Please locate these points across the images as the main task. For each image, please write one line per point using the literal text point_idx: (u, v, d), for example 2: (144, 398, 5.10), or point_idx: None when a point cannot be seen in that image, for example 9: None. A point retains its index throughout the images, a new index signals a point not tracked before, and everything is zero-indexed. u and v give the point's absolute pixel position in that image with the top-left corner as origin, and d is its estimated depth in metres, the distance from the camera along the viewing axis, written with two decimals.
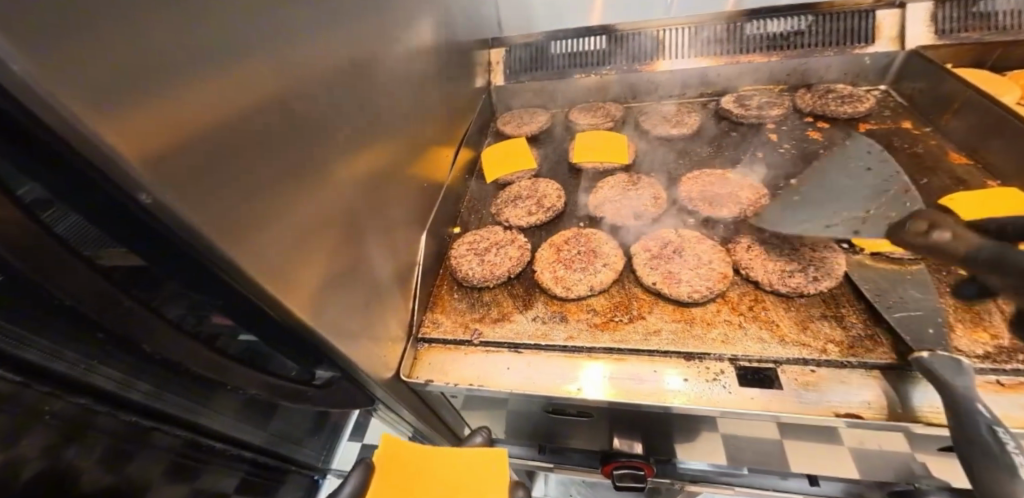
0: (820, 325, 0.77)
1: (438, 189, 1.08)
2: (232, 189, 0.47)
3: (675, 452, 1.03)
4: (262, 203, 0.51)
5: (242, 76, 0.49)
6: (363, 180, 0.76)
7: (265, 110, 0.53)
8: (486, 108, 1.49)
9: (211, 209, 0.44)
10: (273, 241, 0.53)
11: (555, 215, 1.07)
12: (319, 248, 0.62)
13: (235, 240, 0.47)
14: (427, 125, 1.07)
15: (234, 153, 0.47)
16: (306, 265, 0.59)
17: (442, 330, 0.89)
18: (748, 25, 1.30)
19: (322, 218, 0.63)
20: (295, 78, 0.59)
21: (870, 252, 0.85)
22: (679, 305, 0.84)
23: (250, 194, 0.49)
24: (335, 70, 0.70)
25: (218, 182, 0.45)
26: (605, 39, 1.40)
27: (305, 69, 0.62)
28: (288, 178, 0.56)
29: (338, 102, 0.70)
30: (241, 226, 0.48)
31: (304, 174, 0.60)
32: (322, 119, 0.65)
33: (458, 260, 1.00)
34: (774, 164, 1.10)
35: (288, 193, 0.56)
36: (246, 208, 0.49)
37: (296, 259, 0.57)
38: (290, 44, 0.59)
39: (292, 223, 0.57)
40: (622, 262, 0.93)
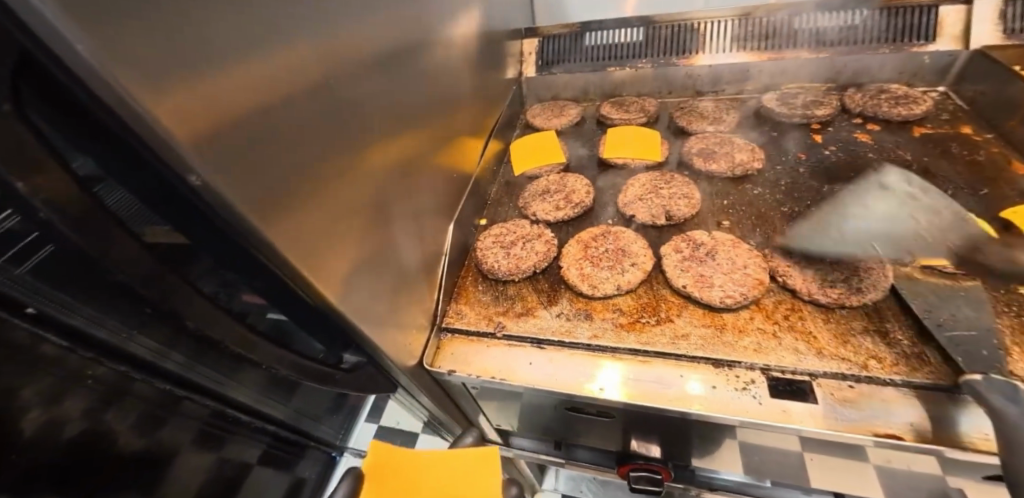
0: (862, 340, 0.73)
1: (466, 179, 1.08)
2: (270, 174, 0.47)
3: (694, 460, 1.01)
4: (297, 189, 0.51)
5: (282, 60, 0.49)
6: (393, 168, 0.76)
7: (303, 95, 0.52)
8: (516, 99, 1.47)
9: (250, 193, 0.44)
10: (307, 225, 0.53)
11: (583, 211, 1.05)
12: (350, 235, 0.62)
13: (272, 225, 0.47)
14: (458, 114, 1.06)
15: (272, 137, 0.47)
16: (337, 252, 0.59)
17: (465, 322, 0.89)
18: (796, 19, 1.24)
19: (353, 206, 0.63)
20: (332, 64, 0.59)
21: (919, 266, 0.80)
22: (709, 310, 0.81)
23: (286, 179, 0.49)
24: (370, 56, 0.69)
25: (257, 166, 0.45)
26: (643, 31, 1.36)
27: (342, 54, 0.61)
28: (322, 164, 0.56)
29: (372, 89, 0.70)
30: (278, 211, 0.48)
31: (338, 158, 0.59)
32: (356, 105, 0.65)
33: (483, 253, 0.99)
34: (817, 166, 1.05)
35: (321, 180, 0.56)
36: (282, 193, 0.48)
37: (328, 245, 0.57)
38: (328, 28, 0.58)
39: (325, 210, 0.56)
40: (652, 261, 0.91)
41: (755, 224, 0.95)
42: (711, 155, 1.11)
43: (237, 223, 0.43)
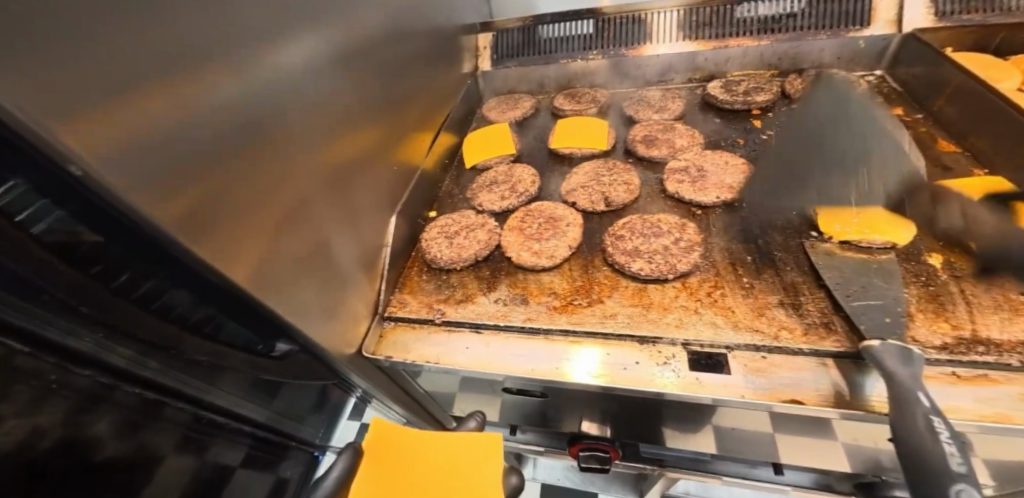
0: (777, 313, 0.76)
1: (412, 174, 1.09)
2: (191, 186, 0.48)
3: (640, 436, 1.04)
4: (221, 200, 0.52)
5: (192, 72, 0.49)
6: (327, 169, 0.76)
7: (219, 106, 0.53)
8: (472, 94, 1.49)
9: (171, 207, 0.45)
10: (220, 217, 0.52)
11: (528, 200, 1.08)
12: (279, 238, 0.63)
13: (198, 236, 0.48)
14: (405, 110, 1.08)
15: (190, 150, 0.48)
16: (268, 256, 0.61)
17: (408, 310, 0.91)
18: (738, 8, 1.26)
19: (282, 209, 0.64)
20: (253, 71, 0.59)
21: (838, 241, 0.83)
22: (638, 289, 0.83)
23: (209, 190, 0.50)
24: (300, 60, 0.70)
25: (175, 182, 0.46)
26: (592, 23, 1.38)
27: (263, 61, 0.62)
28: (246, 173, 0.57)
29: (303, 91, 0.70)
30: (203, 223, 0.49)
31: (255, 151, 0.59)
32: (284, 109, 0.65)
33: (427, 243, 1.00)
34: (755, 151, 1.08)
35: (247, 187, 0.57)
36: (207, 205, 0.50)
37: (259, 252, 0.59)
38: (246, 40, 0.59)
39: (253, 217, 0.58)
40: (579, 236, 0.94)
41: (691, 205, 0.96)
42: (654, 141, 1.13)
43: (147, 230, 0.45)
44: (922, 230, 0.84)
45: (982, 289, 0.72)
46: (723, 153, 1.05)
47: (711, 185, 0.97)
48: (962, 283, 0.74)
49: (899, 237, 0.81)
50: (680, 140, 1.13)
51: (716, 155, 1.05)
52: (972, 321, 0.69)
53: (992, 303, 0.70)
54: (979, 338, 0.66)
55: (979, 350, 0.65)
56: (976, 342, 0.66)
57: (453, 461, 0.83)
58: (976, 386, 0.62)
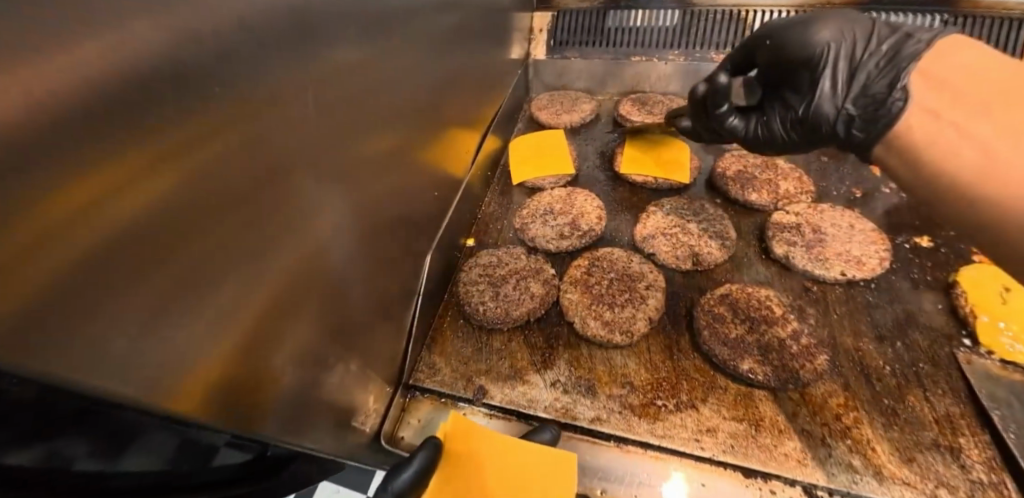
0: (930, 459, 0.57)
1: (451, 192, 0.88)
2: (129, 303, 0.28)
3: None
4: (180, 303, 0.33)
5: (174, 102, 0.29)
6: (348, 208, 0.56)
7: (204, 151, 0.33)
8: (520, 86, 1.26)
9: (86, 354, 0.25)
10: (131, 313, 0.29)
11: (592, 241, 0.87)
12: (263, 325, 0.44)
13: (130, 379, 0.29)
14: (449, 110, 0.86)
15: (140, 240, 0.28)
16: (240, 357, 0.42)
17: (438, 379, 0.72)
18: (864, 17, 1.03)
19: (273, 283, 0.44)
20: (264, 82, 0.39)
21: (999, 360, 0.65)
22: (743, 396, 0.64)
23: (161, 297, 0.31)
24: (330, 54, 0.49)
25: (101, 308, 0.26)
26: (678, 14, 1.14)
27: (281, 63, 0.41)
28: (226, 246, 0.37)
29: (327, 102, 0.49)
30: (140, 357, 0.30)
31: (222, 192, 0.35)
32: (298, 133, 0.45)
33: (467, 289, 0.81)
34: (877, 209, 0.87)
35: (224, 267, 0.37)
36: (151, 321, 0.30)
37: (227, 357, 0.40)
38: (263, 34, 0.37)
39: (224, 309, 0.38)
40: (661, 306, 0.75)
41: (803, 277, 0.77)
42: (751, 181, 0.92)
43: (75, 391, 0.25)
44: None
45: None
46: (846, 211, 0.85)
47: (831, 256, 0.78)
48: None
49: None
50: (782, 183, 0.92)
51: (832, 212, 0.85)
52: None
53: None
54: None
55: None
56: None
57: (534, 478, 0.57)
58: None
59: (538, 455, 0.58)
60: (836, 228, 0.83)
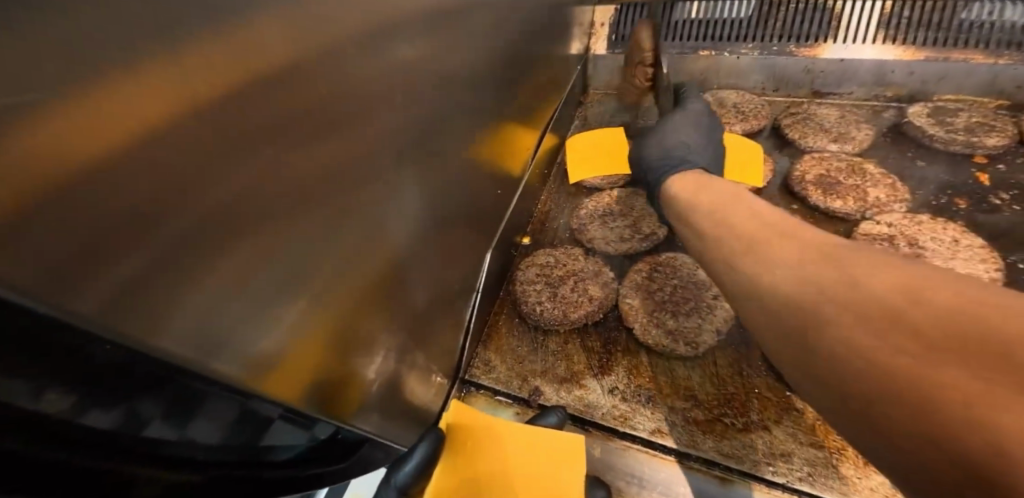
0: None
1: (509, 188, 0.87)
2: (226, 287, 0.29)
3: None
4: (270, 288, 0.34)
5: (265, 95, 0.30)
6: (417, 198, 0.56)
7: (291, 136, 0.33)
8: (579, 82, 1.24)
9: (188, 335, 0.26)
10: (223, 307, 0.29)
11: (654, 245, 0.84)
12: (339, 316, 0.45)
13: (227, 360, 0.30)
14: (514, 103, 0.85)
15: (233, 225, 0.29)
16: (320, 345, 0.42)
17: (494, 378, 0.71)
18: (973, 6, 0.92)
19: (351, 277, 0.45)
20: (351, 66, 0.39)
21: None
22: (823, 421, 0.60)
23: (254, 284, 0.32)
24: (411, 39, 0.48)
25: (198, 291, 0.27)
26: (754, 4, 1.06)
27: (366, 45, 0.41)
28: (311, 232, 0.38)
29: (406, 88, 0.49)
30: (231, 343, 0.30)
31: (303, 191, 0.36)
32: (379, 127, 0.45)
33: (524, 287, 0.79)
34: (984, 223, 0.78)
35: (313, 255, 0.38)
36: (244, 307, 0.31)
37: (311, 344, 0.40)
38: (350, 17, 0.37)
39: (310, 295, 0.39)
40: (730, 316, 0.71)
41: None
42: (834, 186, 0.85)
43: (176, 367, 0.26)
44: None
45: None
46: (948, 224, 0.76)
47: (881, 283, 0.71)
48: None
49: None
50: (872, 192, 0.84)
51: (930, 227, 0.76)
52: None
53: None
54: None
55: None
56: None
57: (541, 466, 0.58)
58: None
59: (552, 440, 0.59)
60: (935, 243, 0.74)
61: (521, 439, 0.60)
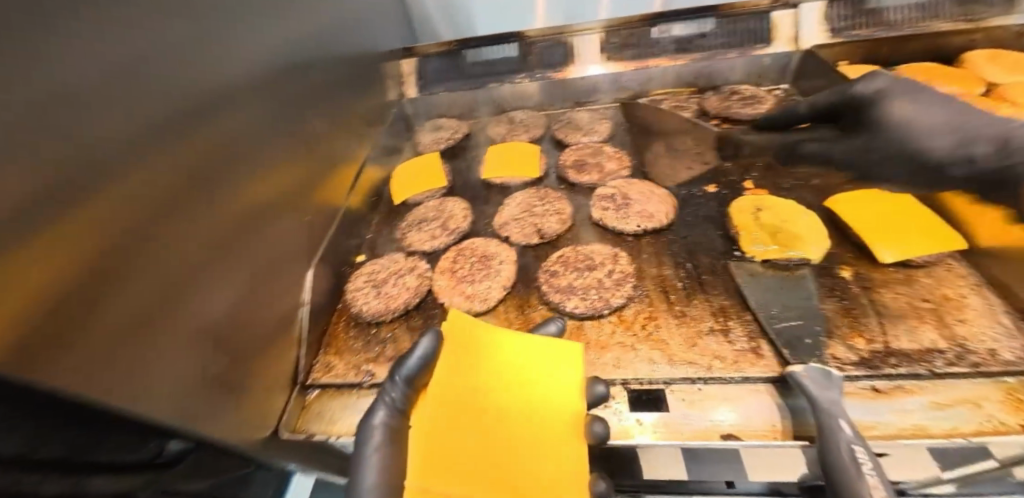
0: (709, 341, 0.76)
1: (331, 219, 1.01)
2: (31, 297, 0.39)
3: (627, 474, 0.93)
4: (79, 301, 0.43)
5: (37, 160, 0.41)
6: (231, 238, 0.69)
7: (96, 209, 0.47)
8: (399, 122, 1.45)
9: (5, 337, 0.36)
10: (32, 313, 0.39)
11: (461, 237, 1.04)
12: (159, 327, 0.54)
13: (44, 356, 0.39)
14: (322, 149, 1.02)
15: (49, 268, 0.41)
16: (155, 358, 0.52)
17: (334, 374, 0.83)
18: (654, 28, 1.30)
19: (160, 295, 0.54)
20: (138, 151, 0.53)
21: (760, 261, 0.88)
22: (576, 327, 0.82)
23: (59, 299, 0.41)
24: (192, 120, 0.63)
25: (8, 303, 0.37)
26: (515, 46, 1.37)
27: (147, 130, 0.55)
28: (131, 271, 0.50)
29: (198, 157, 0.64)
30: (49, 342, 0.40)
31: (93, 226, 0.46)
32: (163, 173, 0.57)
33: (354, 294, 0.94)
34: (678, 173, 1.14)
35: (135, 290, 0.50)
36: (57, 319, 0.41)
37: (145, 359, 0.51)
38: (111, 105, 0.50)
39: (125, 310, 0.49)
40: (513, 273, 0.92)
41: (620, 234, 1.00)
42: (585, 167, 1.18)
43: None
44: (833, 240, 0.92)
45: (891, 298, 0.79)
46: (645, 183, 1.09)
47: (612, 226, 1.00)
48: (870, 295, 0.80)
49: (812, 253, 0.86)
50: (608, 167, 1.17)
51: (641, 186, 1.08)
52: (884, 332, 0.75)
53: (899, 312, 0.77)
54: (891, 349, 0.72)
55: (891, 361, 0.71)
56: (888, 354, 0.71)
57: (521, 363, 0.71)
58: (892, 399, 0.66)
59: (542, 341, 0.73)
60: (639, 196, 1.06)
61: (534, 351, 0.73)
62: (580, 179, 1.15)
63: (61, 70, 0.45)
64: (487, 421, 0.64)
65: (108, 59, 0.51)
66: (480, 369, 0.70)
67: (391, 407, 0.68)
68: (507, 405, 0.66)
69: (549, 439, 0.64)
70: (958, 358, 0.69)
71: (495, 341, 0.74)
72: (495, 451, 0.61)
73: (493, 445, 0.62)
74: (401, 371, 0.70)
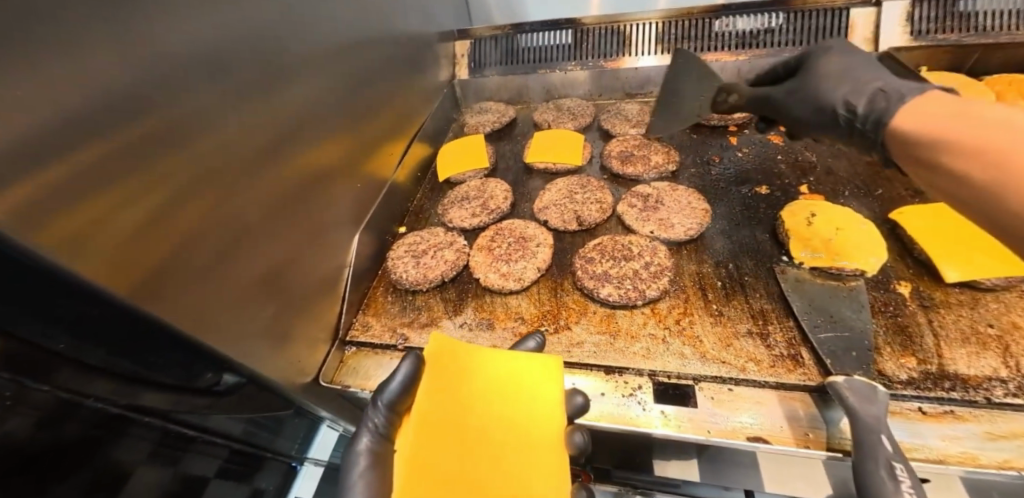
0: (744, 343, 0.74)
1: (379, 189, 1.05)
2: (109, 226, 0.43)
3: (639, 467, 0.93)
4: (152, 234, 0.48)
5: (116, 105, 0.45)
6: (288, 196, 0.74)
7: (172, 155, 0.51)
8: (450, 102, 1.47)
9: (83, 257, 0.40)
10: (111, 239, 0.43)
11: (500, 217, 1.06)
12: (222, 268, 0.58)
13: (119, 276, 0.44)
14: (376, 122, 1.05)
15: (130, 201, 0.46)
16: (214, 293, 0.57)
17: (370, 334, 0.86)
18: (717, 21, 1.25)
19: (224, 239, 0.59)
20: (210, 106, 0.57)
21: (809, 267, 0.84)
22: (607, 315, 0.82)
23: (133, 230, 0.46)
24: (261, 82, 0.67)
25: (89, 229, 0.41)
26: (570, 33, 1.36)
27: (218, 87, 0.59)
28: (199, 212, 0.55)
29: (263, 117, 0.67)
30: (123, 266, 0.44)
31: (168, 168, 0.50)
32: (231, 129, 0.61)
33: (394, 262, 0.97)
34: (728, 171, 1.10)
35: (201, 229, 0.55)
36: (131, 247, 0.45)
37: (208, 294, 0.55)
38: (185, 62, 0.54)
39: (191, 248, 0.53)
40: (549, 257, 0.93)
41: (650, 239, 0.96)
42: (631, 158, 1.16)
43: (64, 278, 0.39)
44: (893, 255, 0.87)
45: (951, 320, 0.74)
46: (681, 188, 1.05)
47: (654, 218, 0.98)
48: (929, 314, 0.75)
49: (867, 264, 0.81)
50: (654, 160, 1.15)
51: (682, 192, 1.04)
52: (939, 354, 0.70)
53: (958, 335, 0.72)
54: (945, 372, 0.68)
55: (944, 386, 0.66)
56: (942, 377, 0.67)
57: (510, 388, 0.66)
58: (941, 424, 0.62)
59: (528, 361, 0.68)
60: (674, 203, 1.02)
61: (524, 374, 0.67)
62: (623, 170, 1.13)
63: (150, 26, 0.49)
64: (470, 455, 0.59)
65: (191, 19, 0.55)
66: (463, 397, 0.64)
67: (376, 434, 0.64)
68: (495, 433, 0.62)
69: (538, 464, 0.60)
70: (1021, 389, 0.64)
71: (479, 362, 0.68)
72: (478, 482, 0.57)
73: (476, 477, 0.57)
74: (382, 398, 0.66)
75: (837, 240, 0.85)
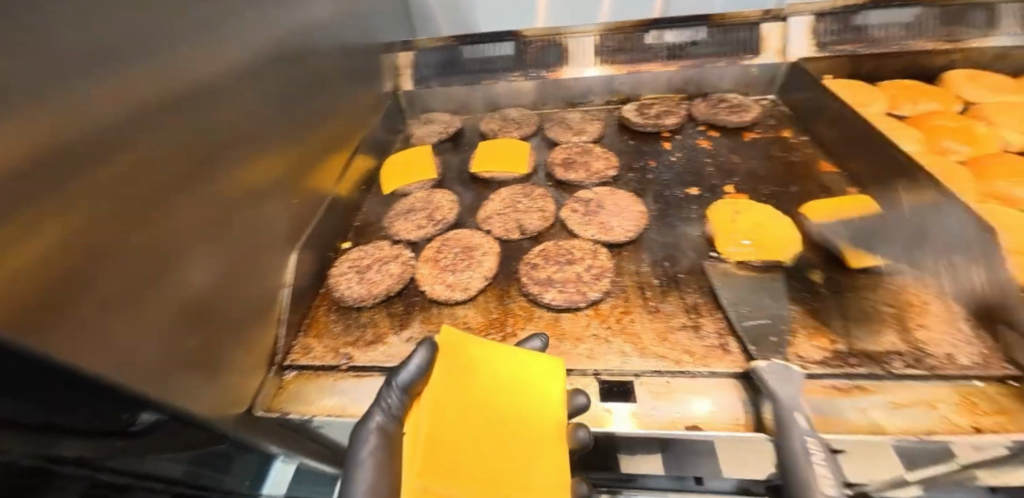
0: (679, 336, 0.79)
1: (319, 204, 1.03)
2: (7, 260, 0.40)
3: (596, 466, 0.94)
4: (56, 267, 0.45)
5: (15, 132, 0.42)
6: (216, 218, 0.71)
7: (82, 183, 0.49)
8: (395, 114, 1.47)
9: None
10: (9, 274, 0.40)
11: (446, 228, 1.06)
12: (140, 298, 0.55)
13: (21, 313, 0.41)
14: (315, 137, 1.03)
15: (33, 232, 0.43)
16: (132, 324, 0.54)
17: (313, 356, 0.84)
18: (647, 34, 1.33)
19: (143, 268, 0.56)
20: (126, 129, 0.55)
21: (734, 262, 0.90)
22: (552, 319, 0.84)
23: (36, 264, 0.43)
24: (183, 101, 0.65)
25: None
26: (511, 46, 1.40)
27: (134, 109, 0.56)
28: (113, 241, 0.52)
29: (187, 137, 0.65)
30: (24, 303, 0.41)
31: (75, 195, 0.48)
32: (149, 152, 0.58)
33: (338, 279, 0.97)
34: (663, 175, 1.17)
35: (116, 259, 0.52)
36: (32, 281, 0.42)
37: (124, 327, 0.52)
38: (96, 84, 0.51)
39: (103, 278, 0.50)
40: (495, 264, 0.94)
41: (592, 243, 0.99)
42: (573, 165, 1.20)
43: None
44: (807, 246, 0.95)
45: (856, 303, 0.82)
46: (621, 193, 1.10)
47: (595, 222, 1.02)
48: (838, 298, 0.83)
49: (784, 256, 0.89)
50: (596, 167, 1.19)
51: (621, 196, 1.09)
52: (847, 335, 0.77)
53: (862, 315, 0.80)
54: (852, 351, 0.75)
55: (852, 362, 0.73)
56: (850, 355, 0.74)
57: (521, 380, 0.67)
58: (852, 397, 0.68)
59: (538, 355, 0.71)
60: (614, 206, 1.06)
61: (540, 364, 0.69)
62: (566, 177, 1.17)
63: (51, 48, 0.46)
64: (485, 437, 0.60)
65: (100, 40, 0.52)
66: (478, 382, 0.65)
67: (389, 414, 0.66)
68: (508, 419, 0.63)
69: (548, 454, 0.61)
70: (916, 360, 0.72)
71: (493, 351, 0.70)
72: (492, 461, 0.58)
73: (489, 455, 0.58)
74: (399, 378, 0.68)
75: (759, 235, 0.92)
